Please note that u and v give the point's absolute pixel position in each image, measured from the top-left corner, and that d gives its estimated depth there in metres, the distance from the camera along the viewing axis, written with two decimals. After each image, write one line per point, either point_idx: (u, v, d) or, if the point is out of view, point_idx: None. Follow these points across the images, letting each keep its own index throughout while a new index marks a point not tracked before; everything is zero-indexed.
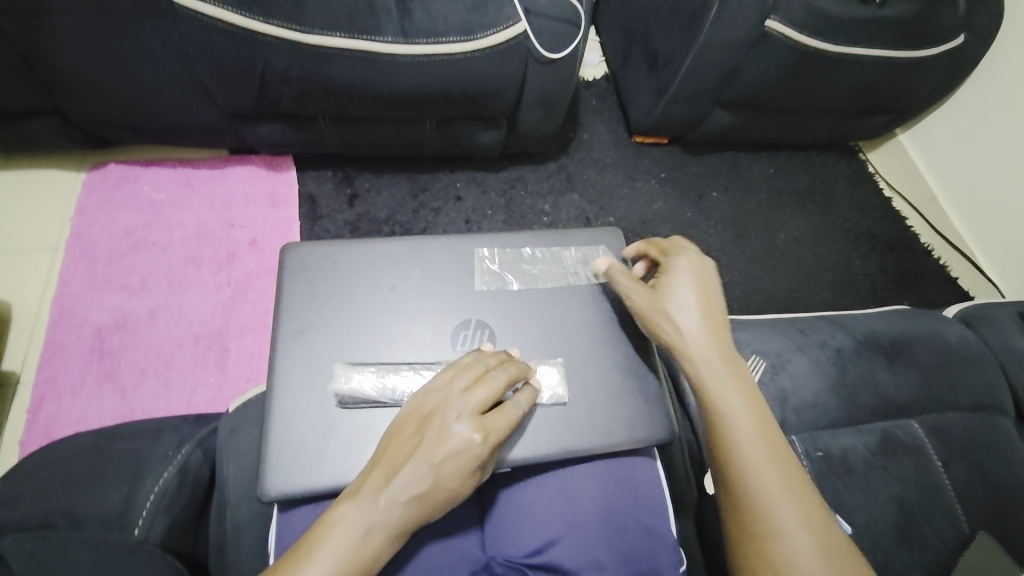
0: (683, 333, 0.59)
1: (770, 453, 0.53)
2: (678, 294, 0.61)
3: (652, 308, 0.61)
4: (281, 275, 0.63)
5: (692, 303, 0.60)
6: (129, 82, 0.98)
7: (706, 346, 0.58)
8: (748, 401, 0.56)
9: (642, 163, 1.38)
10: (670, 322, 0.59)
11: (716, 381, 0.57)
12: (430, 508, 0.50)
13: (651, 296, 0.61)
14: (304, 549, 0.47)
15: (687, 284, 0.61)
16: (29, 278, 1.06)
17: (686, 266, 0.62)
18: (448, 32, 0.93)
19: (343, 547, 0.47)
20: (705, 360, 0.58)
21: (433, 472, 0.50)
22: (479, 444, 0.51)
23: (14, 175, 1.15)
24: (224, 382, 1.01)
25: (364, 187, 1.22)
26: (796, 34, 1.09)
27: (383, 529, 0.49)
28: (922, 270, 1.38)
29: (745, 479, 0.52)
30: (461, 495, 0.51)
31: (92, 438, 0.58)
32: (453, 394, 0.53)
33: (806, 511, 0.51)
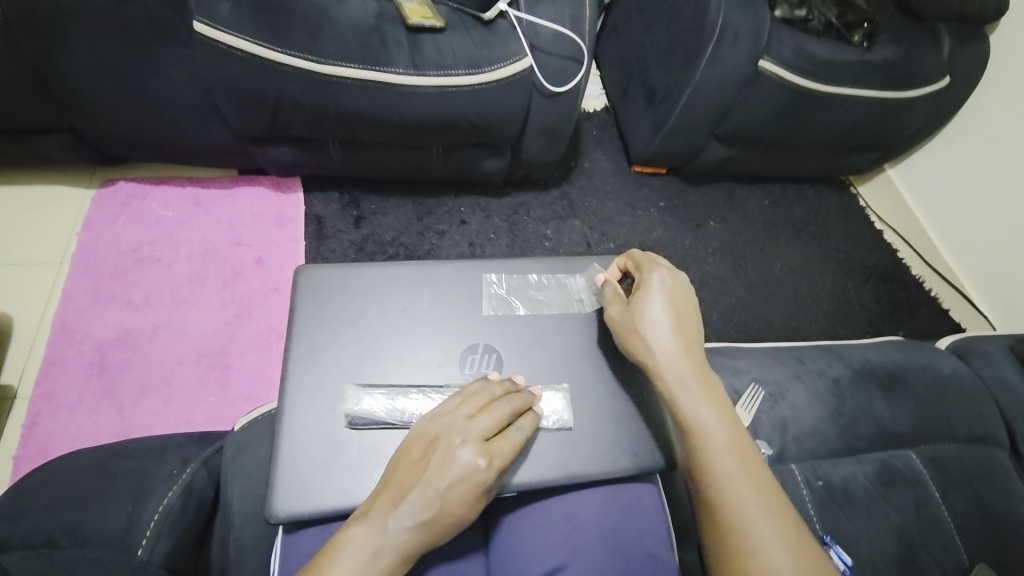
0: (657, 348, 0.60)
1: (745, 470, 0.53)
2: (650, 311, 0.62)
3: (627, 325, 0.62)
4: (294, 296, 0.64)
5: (664, 318, 0.61)
6: (145, 104, 1.00)
7: (679, 361, 0.59)
8: (722, 416, 0.57)
9: (642, 192, 1.42)
10: (642, 339, 0.61)
11: (691, 396, 0.57)
12: (437, 533, 0.51)
13: (624, 314, 0.63)
14: (312, 571, 0.48)
15: (658, 300, 0.62)
16: (32, 292, 1.07)
17: (657, 281, 0.64)
18: (457, 65, 0.97)
19: (352, 571, 0.47)
20: (678, 375, 0.59)
21: (439, 499, 0.50)
22: (485, 470, 0.51)
23: (24, 191, 1.16)
24: (224, 400, 1.00)
25: (370, 209, 1.24)
26: (787, 73, 1.15)
27: (390, 554, 0.49)
28: (915, 301, 1.41)
29: (722, 496, 0.52)
30: (466, 519, 0.51)
31: (98, 455, 0.60)
32: (459, 420, 0.54)
33: (784, 533, 0.50)
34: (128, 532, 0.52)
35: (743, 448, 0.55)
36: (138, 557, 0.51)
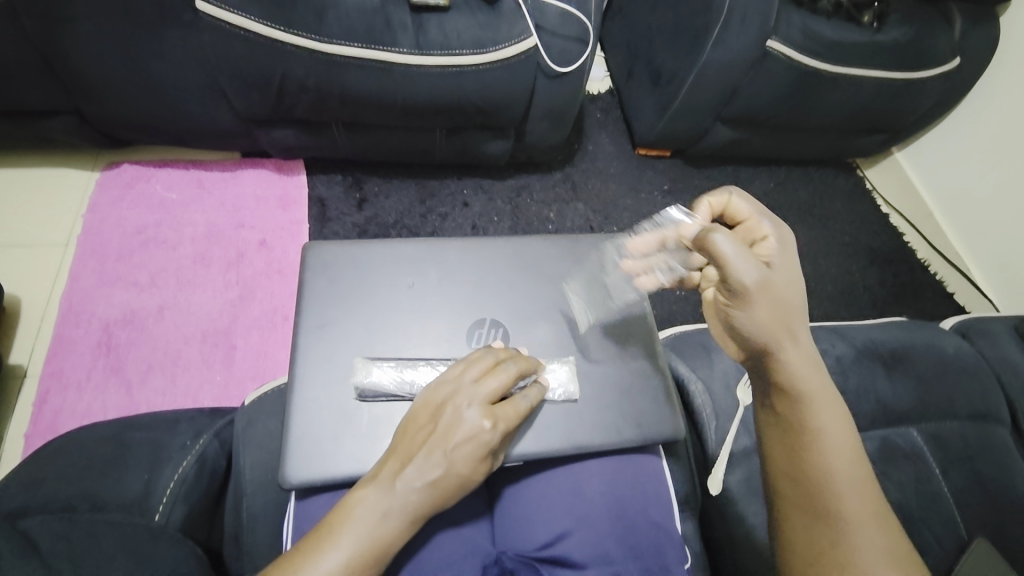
0: (791, 328, 0.55)
1: (857, 476, 0.55)
2: (789, 281, 0.56)
3: (771, 291, 0.54)
4: (302, 272, 0.65)
5: (797, 290, 0.56)
6: (148, 86, 1.00)
7: (807, 349, 0.56)
8: (839, 421, 0.57)
9: (645, 175, 1.41)
10: (781, 311, 0.54)
11: (817, 397, 0.56)
12: (444, 494, 0.52)
13: (772, 278, 0.54)
14: (323, 533, 0.49)
15: (791, 268, 0.57)
16: (39, 273, 1.07)
17: (785, 245, 0.58)
18: (462, 46, 0.96)
19: (362, 530, 0.49)
20: (806, 369, 0.56)
21: (446, 459, 0.52)
22: (491, 431, 0.53)
23: (28, 173, 1.17)
24: (230, 379, 1.02)
25: (373, 192, 1.24)
26: (795, 54, 1.13)
27: (399, 514, 0.50)
28: (920, 284, 1.41)
29: (836, 505, 0.54)
30: (473, 481, 0.53)
31: (112, 428, 0.61)
32: (464, 384, 0.55)
33: (886, 540, 0.54)
34: (147, 498, 0.54)
35: (855, 454, 0.56)
36: (156, 521, 0.53)
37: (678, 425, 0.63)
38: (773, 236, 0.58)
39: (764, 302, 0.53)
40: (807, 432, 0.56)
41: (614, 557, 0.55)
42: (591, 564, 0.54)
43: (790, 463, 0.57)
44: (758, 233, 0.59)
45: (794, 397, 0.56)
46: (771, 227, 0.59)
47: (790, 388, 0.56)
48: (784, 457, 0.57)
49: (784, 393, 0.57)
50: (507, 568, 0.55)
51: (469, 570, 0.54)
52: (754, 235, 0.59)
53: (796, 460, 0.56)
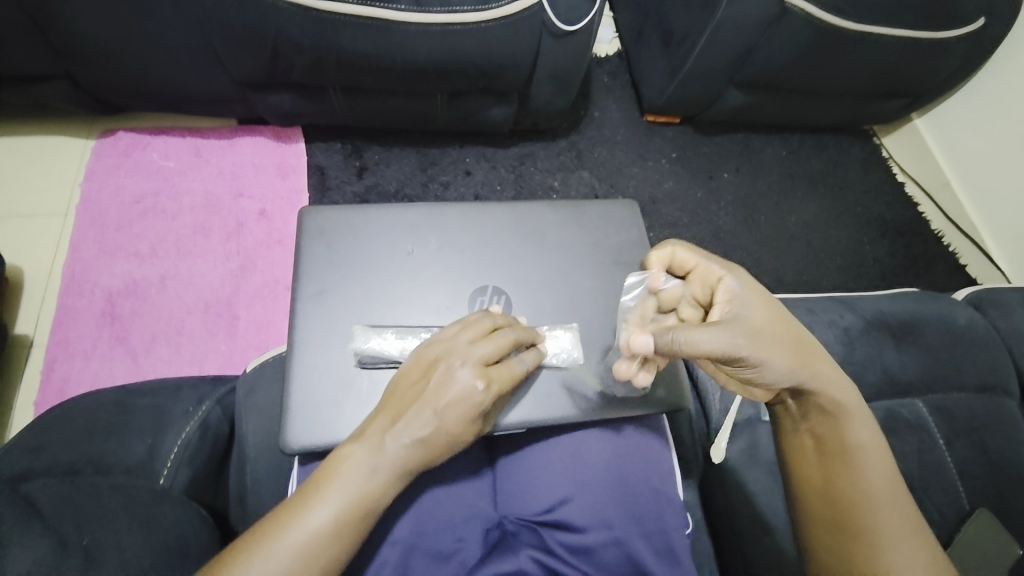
0: (802, 361, 0.57)
1: (891, 482, 0.59)
2: (769, 320, 0.56)
3: (761, 343, 0.54)
4: (299, 238, 0.64)
5: (782, 323, 0.56)
6: (138, 48, 0.96)
7: (823, 368, 0.58)
8: (870, 431, 0.60)
9: (653, 142, 1.37)
10: (780, 355, 0.55)
11: (846, 410, 0.59)
12: (434, 451, 0.52)
13: (751, 329, 0.54)
14: (313, 488, 0.50)
15: (766, 303, 0.57)
16: (40, 242, 1.07)
17: (747, 281, 0.57)
18: (463, 2, 0.91)
19: (350, 485, 0.49)
20: (829, 387, 0.58)
21: (437, 418, 0.51)
22: (483, 393, 0.52)
23: (23, 140, 1.14)
24: (234, 349, 1.02)
25: (373, 160, 1.21)
26: (816, 10, 1.06)
27: (387, 470, 0.50)
28: (932, 255, 1.38)
29: (871, 519, 0.58)
30: (463, 439, 0.53)
31: (115, 394, 0.62)
32: (459, 345, 0.54)
33: (919, 539, 0.58)
34: (150, 462, 0.55)
35: (888, 459, 0.60)
36: (160, 485, 0.54)
37: (681, 394, 0.62)
38: (734, 279, 0.57)
39: (762, 357, 0.54)
40: (842, 452, 0.59)
41: (614, 521, 0.55)
42: (591, 527, 0.54)
43: (824, 482, 0.60)
44: (714, 279, 0.58)
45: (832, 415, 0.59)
46: (727, 269, 0.58)
47: (828, 411, 0.59)
48: (822, 479, 0.60)
49: (820, 418, 0.60)
50: (509, 531, 0.56)
51: (471, 532, 0.54)
52: (711, 279, 0.58)
53: (832, 482, 0.59)
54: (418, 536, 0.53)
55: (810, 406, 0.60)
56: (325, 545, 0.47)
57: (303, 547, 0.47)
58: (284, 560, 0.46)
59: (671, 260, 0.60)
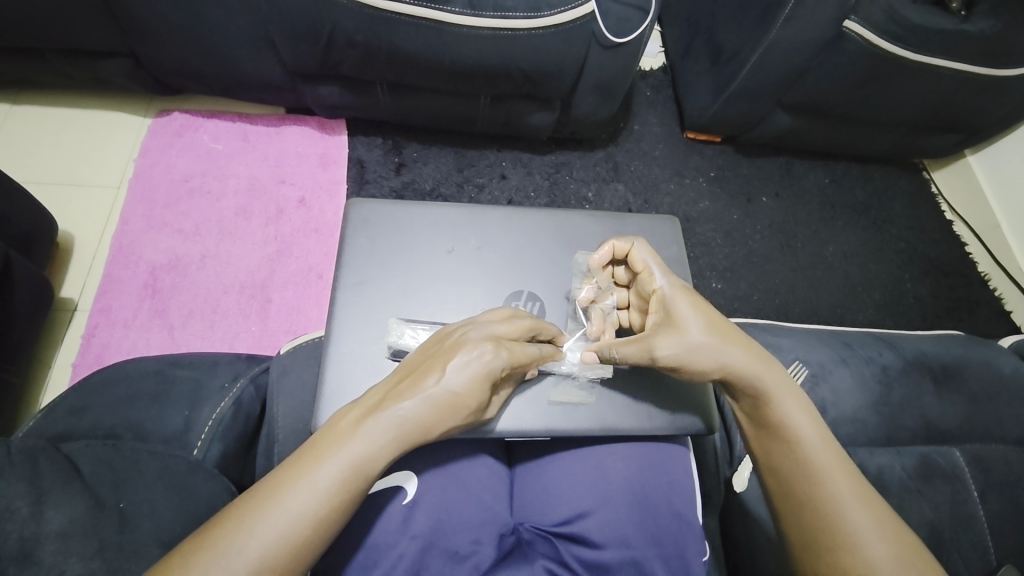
0: (716, 353, 0.55)
1: (834, 451, 0.54)
2: (692, 326, 0.56)
3: (676, 354, 0.55)
4: (344, 228, 0.65)
5: (704, 327, 0.56)
6: (200, 34, 1.00)
7: (746, 356, 0.56)
8: (796, 399, 0.56)
9: (692, 160, 1.35)
10: (698, 363, 0.55)
11: (770, 386, 0.56)
12: (439, 416, 0.51)
13: (666, 341, 0.55)
14: (308, 449, 0.48)
15: (692, 310, 0.57)
16: (93, 211, 1.12)
17: (677, 287, 0.58)
18: (516, 8, 0.92)
19: (345, 447, 0.47)
20: (750, 369, 0.56)
21: (440, 379, 0.51)
22: (496, 359, 0.52)
23: (86, 114, 1.20)
24: (264, 331, 1.05)
25: (411, 157, 1.23)
26: (874, 37, 1.03)
27: (381, 429, 0.49)
28: (976, 299, 1.32)
29: (817, 489, 0.52)
30: (469, 406, 0.52)
31: (156, 364, 0.64)
32: (477, 321, 0.56)
33: (872, 503, 0.51)
34: (186, 433, 0.57)
35: (821, 424, 0.56)
36: (194, 456, 0.56)
37: (710, 418, 0.61)
38: (664, 285, 0.58)
39: (677, 364, 0.55)
40: (772, 426, 0.55)
41: (633, 541, 0.54)
42: (609, 545, 0.53)
43: (765, 462, 0.56)
44: (648, 283, 0.59)
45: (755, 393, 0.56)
46: (659, 273, 0.59)
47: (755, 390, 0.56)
48: (765, 460, 0.56)
49: (748, 397, 0.57)
50: (524, 539, 0.55)
51: (486, 536, 0.54)
52: (647, 286, 0.60)
53: (772, 460, 0.55)
54: (435, 532, 0.53)
55: (736, 392, 0.58)
56: (315, 507, 0.45)
57: (292, 507, 0.45)
58: (275, 522, 0.44)
59: (618, 250, 0.62)
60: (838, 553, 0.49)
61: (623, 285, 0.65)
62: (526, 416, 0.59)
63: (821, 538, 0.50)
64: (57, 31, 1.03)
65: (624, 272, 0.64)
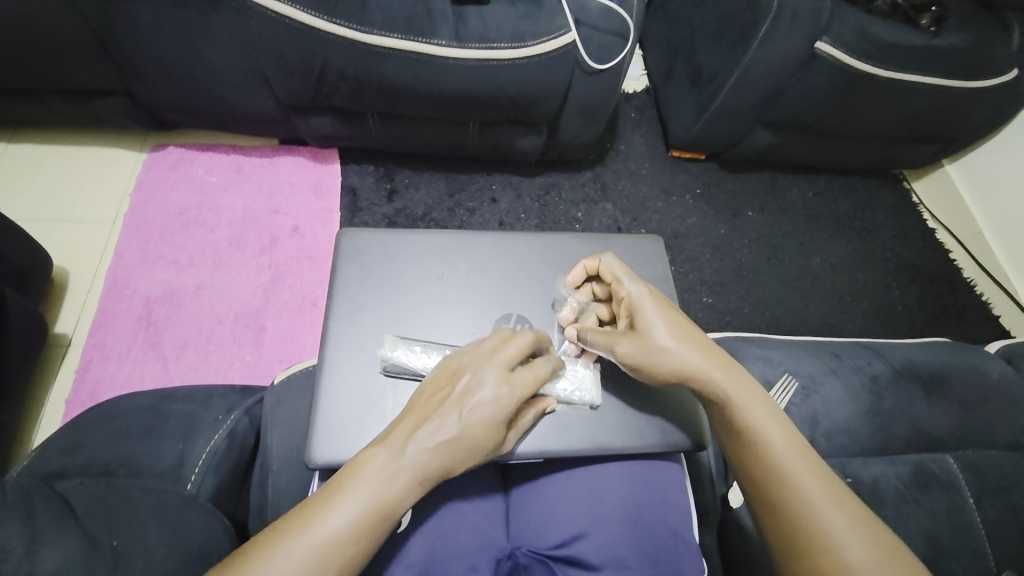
0: (683, 362, 0.57)
1: (804, 454, 0.54)
2: (657, 331, 0.58)
3: (635, 355, 0.58)
4: (336, 257, 0.66)
5: (671, 333, 0.58)
6: (196, 72, 1.03)
7: (710, 362, 0.57)
8: (763, 404, 0.57)
9: (678, 178, 1.38)
10: (660, 366, 0.57)
11: (734, 393, 0.56)
12: (457, 459, 0.51)
13: (628, 343, 0.58)
14: (333, 488, 0.48)
15: (659, 316, 0.59)
16: (88, 246, 1.13)
17: (646, 292, 0.60)
18: (500, 39, 0.96)
19: (371, 489, 0.48)
20: (717, 380, 0.57)
21: (460, 423, 0.51)
22: (509, 396, 0.53)
23: (81, 151, 1.22)
24: (259, 360, 1.05)
25: (403, 183, 1.25)
26: (845, 57, 1.08)
27: (407, 474, 0.49)
28: (964, 305, 1.34)
29: (790, 495, 0.52)
30: (485, 449, 0.52)
31: (149, 398, 0.64)
32: (483, 352, 0.56)
33: (846, 505, 0.52)
34: (180, 467, 0.57)
35: (789, 426, 0.56)
36: (187, 490, 0.55)
37: (702, 434, 0.62)
38: (631, 291, 0.60)
39: (639, 365, 0.58)
40: (742, 434, 0.56)
41: (630, 561, 0.54)
42: (605, 566, 0.54)
43: (740, 470, 0.56)
44: (619, 290, 0.62)
45: (723, 404, 0.56)
46: (629, 281, 0.61)
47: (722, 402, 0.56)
48: (739, 465, 0.56)
49: (718, 408, 0.57)
50: (520, 563, 0.55)
51: (483, 563, 0.54)
52: (619, 293, 0.62)
53: (745, 466, 0.55)
54: (431, 561, 0.53)
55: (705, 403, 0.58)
56: (342, 547, 0.46)
57: (318, 549, 0.45)
58: (305, 559, 0.44)
59: (590, 267, 0.66)
60: (814, 557, 0.50)
61: (603, 299, 0.67)
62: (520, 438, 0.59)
63: (797, 542, 0.51)
64: (55, 72, 1.05)
65: (601, 288, 0.67)
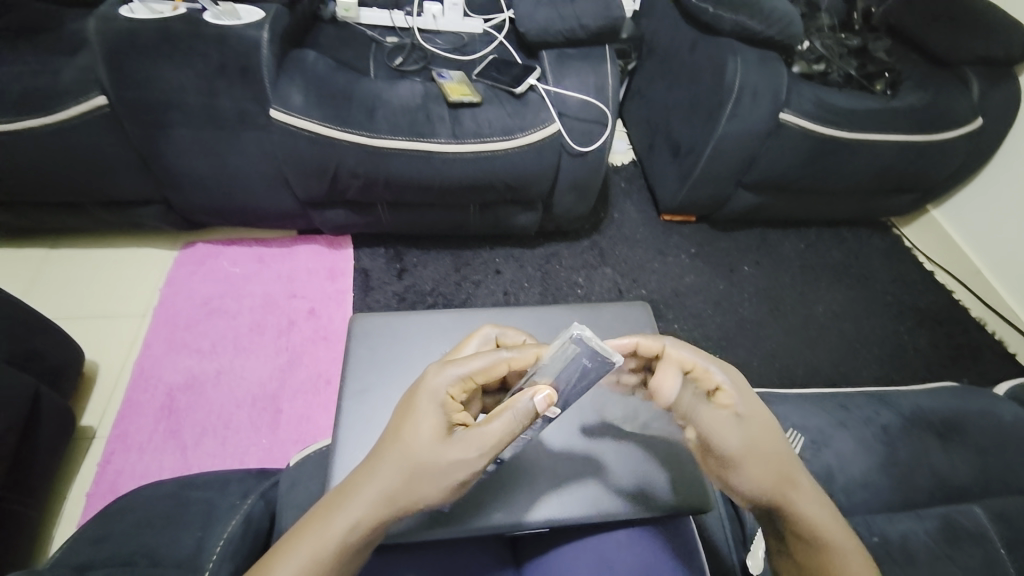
0: (777, 478, 0.51)
1: None
2: (757, 437, 0.51)
3: (728, 445, 0.50)
4: (347, 342, 0.70)
5: (768, 430, 0.52)
6: (226, 179, 1.16)
7: (808, 488, 0.51)
8: (859, 557, 0.52)
9: (672, 239, 1.45)
10: (758, 463, 0.50)
11: (836, 543, 0.51)
12: (404, 477, 0.51)
13: (723, 429, 0.51)
14: (286, 541, 0.50)
15: (759, 411, 0.52)
16: (117, 340, 1.20)
17: (743, 382, 0.54)
18: (493, 133, 1.08)
19: (318, 533, 0.49)
20: (815, 514, 0.51)
21: (396, 429, 0.53)
22: (443, 374, 0.54)
23: (117, 253, 1.34)
24: (274, 443, 1.07)
25: (412, 263, 1.34)
26: (808, 124, 1.19)
27: (353, 504, 0.50)
28: (977, 345, 1.33)
29: None
30: (426, 442, 0.51)
31: (172, 485, 0.68)
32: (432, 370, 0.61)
33: None
34: (197, 556, 0.57)
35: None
36: None
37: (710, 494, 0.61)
38: (730, 375, 0.53)
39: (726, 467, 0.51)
40: None
41: None
42: None
43: None
44: (710, 379, 0.53)
45: (819, 544, 0.51)
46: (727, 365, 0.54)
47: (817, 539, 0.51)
48: None
49: (805, 547, 0.51)
50: None
51: None
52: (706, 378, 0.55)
53: None
54: None
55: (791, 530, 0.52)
56: None
57: None
58: None
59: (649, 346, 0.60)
60: None
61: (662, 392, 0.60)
62: (524, 507, 0.59)
63: None
64: (102, 188, 1.19)
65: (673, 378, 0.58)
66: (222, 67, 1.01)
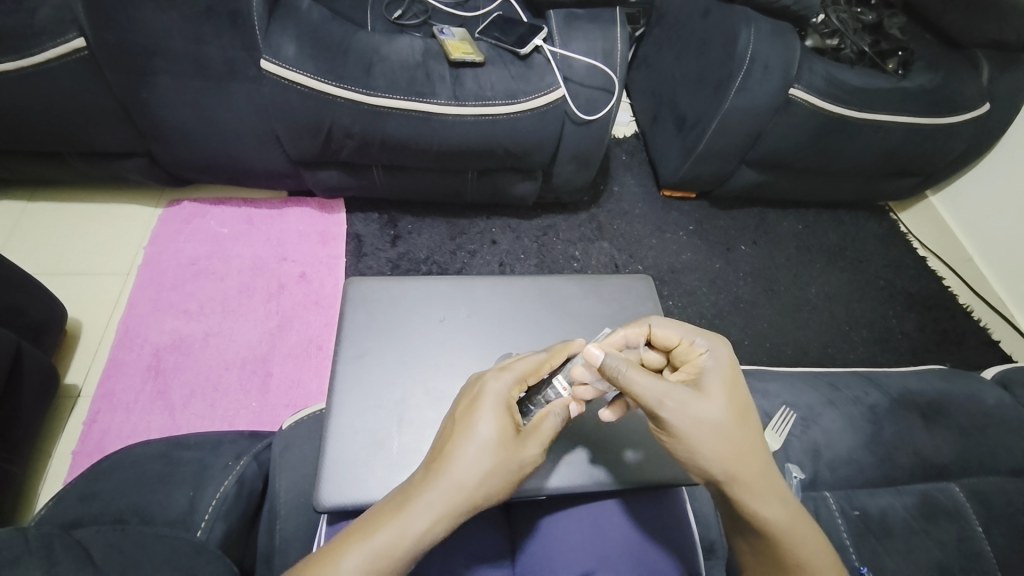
0: (734, 459, 0.53)
1: None
2: (720, 405, 0.54)
3: (694, 420, 0.53)
4: (343, 306, 0.69)
5: (731, 410, 0.54)
6: (212, 134, 1.11)
7: (763, 473, 0.53)
8: (810, 546, 0.54)
9: (671, 216, 1.43)
10: (719, 440, 0.53)
11: (780, 528, 0.53)
12: (480, 479, 0.52)
13: (693, 404, 0.53)
14: (347, 537, 0.49)
15: (725, 391, 0.55)
16: (101, 299, 1.17)
17: (720, 364, 0.57)
18: (495, 96, 1.04)
19: (389, 532, 0.48)
20: (765, 502, 0.53)
21: (468, 433, 0.53)
22: (501, 380, 0.56)
23: (98, 209, 1.28)
24: (265, 407, 1.07)
25: (406, 229, 1.31)
26: (818, 101, 1.16)
27: (429, 504, 0.50)
28: (962, 330, 1.36)
29: None
30: (497, 442, 0.53)
31: (162, 446, 0.66)
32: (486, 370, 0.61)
33: None
34: (191, 514, 0.58)
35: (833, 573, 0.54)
36: (198, 537, 0.56)
37: None
38: (708, 357, 0.58)
39: (685, 433, 0.53)
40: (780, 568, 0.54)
41: None
42: None
43: None
44: (692, 352, 0.59)
45: (765, 532, 0.54)
46: (705, 351, 0.58)
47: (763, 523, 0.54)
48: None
49: (754, 533, 0.55)
50: None
51: None
52: (688, 357, 0.59)
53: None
54: None
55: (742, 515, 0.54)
56: None
57: None
58: None
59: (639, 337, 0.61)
60: None
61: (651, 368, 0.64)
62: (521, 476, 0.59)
63: None
64: (80, 137, 1.13)
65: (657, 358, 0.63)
66: (208, 10, 0.94)
